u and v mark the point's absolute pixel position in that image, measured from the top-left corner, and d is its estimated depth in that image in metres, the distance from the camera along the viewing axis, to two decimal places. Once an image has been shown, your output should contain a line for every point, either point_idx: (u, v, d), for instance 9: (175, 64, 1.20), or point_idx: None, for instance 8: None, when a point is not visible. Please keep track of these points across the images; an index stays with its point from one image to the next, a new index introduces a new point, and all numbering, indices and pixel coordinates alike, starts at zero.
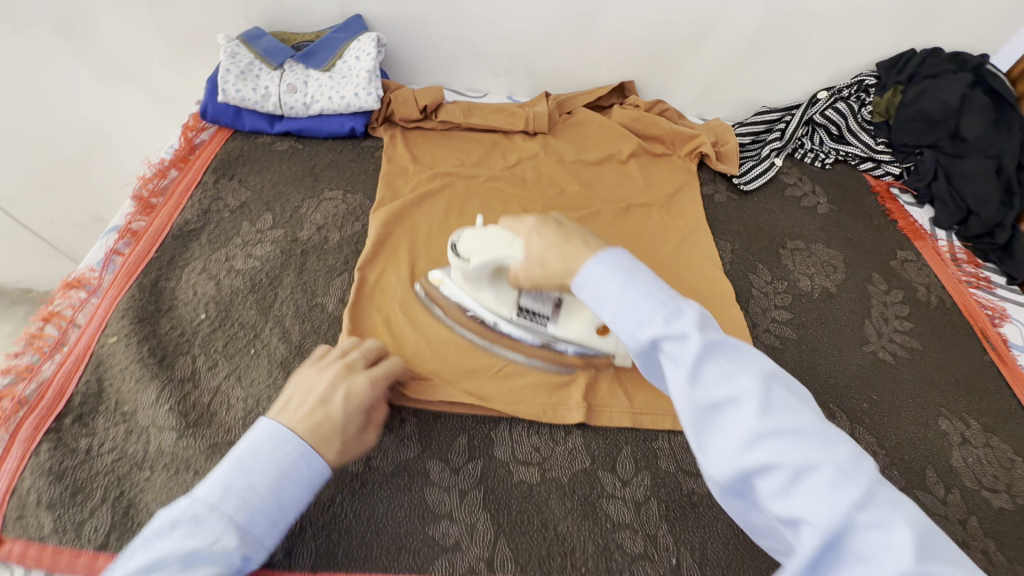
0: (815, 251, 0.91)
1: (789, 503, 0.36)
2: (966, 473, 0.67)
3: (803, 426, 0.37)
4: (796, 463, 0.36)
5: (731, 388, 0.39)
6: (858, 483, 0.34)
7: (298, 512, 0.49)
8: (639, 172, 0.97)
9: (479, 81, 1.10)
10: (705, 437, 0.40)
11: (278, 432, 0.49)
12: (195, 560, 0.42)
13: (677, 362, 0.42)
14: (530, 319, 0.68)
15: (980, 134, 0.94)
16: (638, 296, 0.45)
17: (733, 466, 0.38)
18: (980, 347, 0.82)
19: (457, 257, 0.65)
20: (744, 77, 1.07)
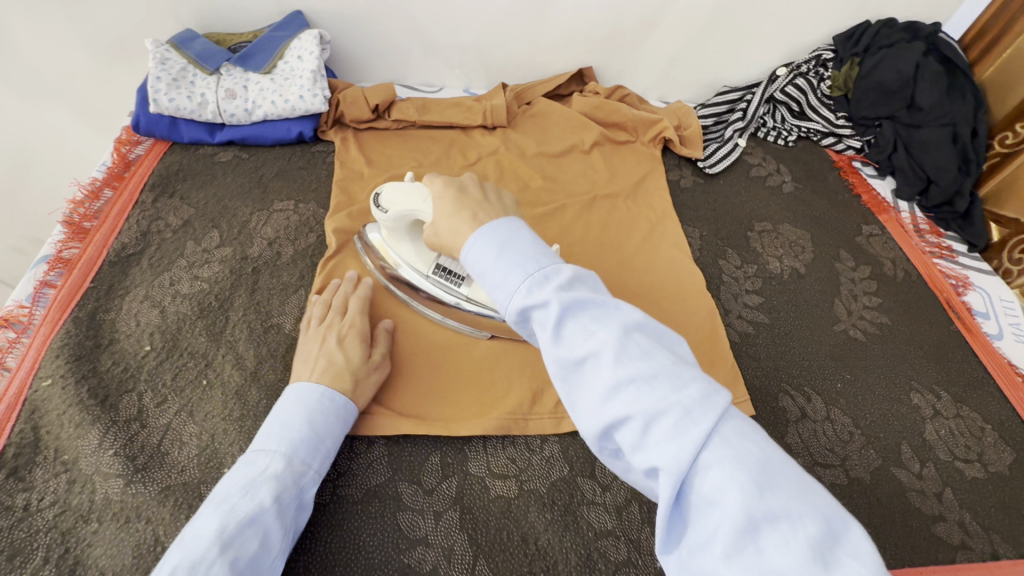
0: (782, 232, 0.91)
1: (646, 453, 0.35)
2: (939, 446, 0.68)
3: (659, 374, 0.36)
4: (648, 411, 0.35)
5: (592, 344, 0.38)
6: (701, 424, 0.34)
7: (337, 440, 0.55)
8: (603, 162, 0.95)
9: (433, 75, 1.05)
10: (575, 395, 0.39)
11: (299, 388, 0.55)
12: (255, 486, 0.47)
13: (544, 327, 0.40)
14: (448, 278, 0.66)
15: (935, 102, 0.95)
16: (509, 266, 0.43)
17: (598, 422, 0.37)
18: (947, 318, 0.83)
19: (380, 210, 0.64)
20: (703, 57, 1.05)
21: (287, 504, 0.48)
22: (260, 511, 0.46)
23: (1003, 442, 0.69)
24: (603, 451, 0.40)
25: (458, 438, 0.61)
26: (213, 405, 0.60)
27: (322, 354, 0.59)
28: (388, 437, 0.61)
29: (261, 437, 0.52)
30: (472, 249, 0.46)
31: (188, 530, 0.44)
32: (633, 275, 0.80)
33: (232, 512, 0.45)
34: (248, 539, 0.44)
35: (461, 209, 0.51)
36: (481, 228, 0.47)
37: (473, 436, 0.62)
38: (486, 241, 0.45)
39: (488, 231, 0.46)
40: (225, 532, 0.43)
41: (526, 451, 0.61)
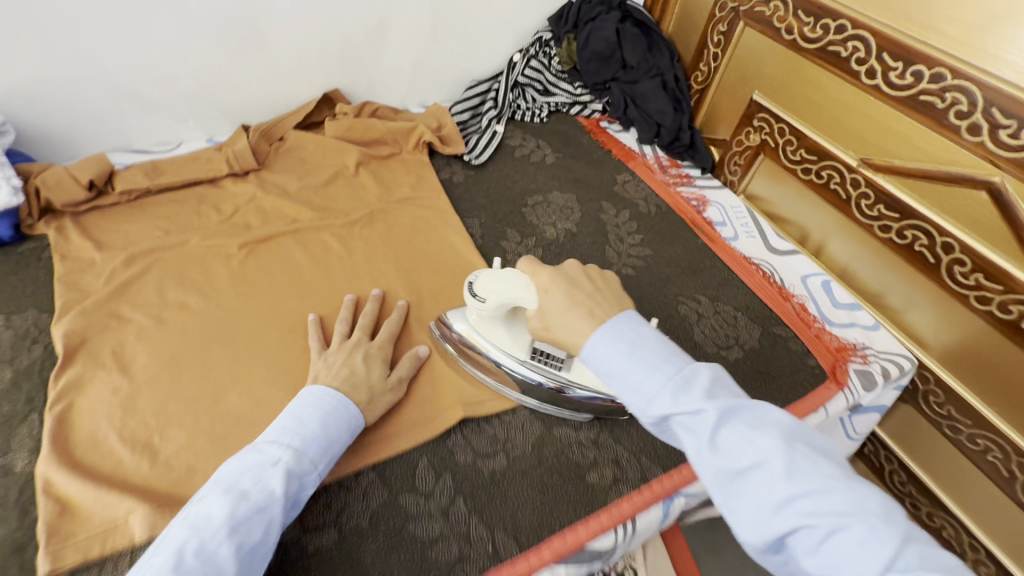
0: (552, 199, 0.99)
1: (824, 560, 0.39)
2: (706, 343, 0.80)
3: (806, 489, 0.40)
4: (827, 521, 0.39)
5: (755, 452, 0.42)
6: (890, 545, 0.37)
7: (345, 447, 0.58)
8: (372, 179, 0.95)
9: (165, 132, 0.96)
10: (733, 503, 0.43)
11: (318, 392, 0.60)
12: (264, 476, 0.51)
13: (694, 432, 0.45)
14: (545, 363, 0.67)
15: (640, 59, 1.11)
16: (647, 371, 0.49)
17: (769, 533, 0.41)
18: (694, 235, 0.97)
19: (473, 297, 0.65)
20: (443, 58, 1.11)
21: (290, 498, 0.52)
22: (269, 501, 0.49)
23: (751, 321, 0.83)
24: (762, 554, 0.43)
25: None
26: None
27: (344, 365, 0.64)
28: None
29: (274, 431, 0.56)
30: (596, 355, 0.52)
31: (200, 505, 0.49)
32: (421, 281, 0.82)
33: (243, 499, 0.49)
34: (253, 527, 0.48)
35: (571, 309, 0.55)
36: (604, 326, 0.53)
37: None
38: (611, 343, 0.52)
39: (617, 326, 0.53)
40: (235, 518, 0.47)
41: (341, 491, 0.59)
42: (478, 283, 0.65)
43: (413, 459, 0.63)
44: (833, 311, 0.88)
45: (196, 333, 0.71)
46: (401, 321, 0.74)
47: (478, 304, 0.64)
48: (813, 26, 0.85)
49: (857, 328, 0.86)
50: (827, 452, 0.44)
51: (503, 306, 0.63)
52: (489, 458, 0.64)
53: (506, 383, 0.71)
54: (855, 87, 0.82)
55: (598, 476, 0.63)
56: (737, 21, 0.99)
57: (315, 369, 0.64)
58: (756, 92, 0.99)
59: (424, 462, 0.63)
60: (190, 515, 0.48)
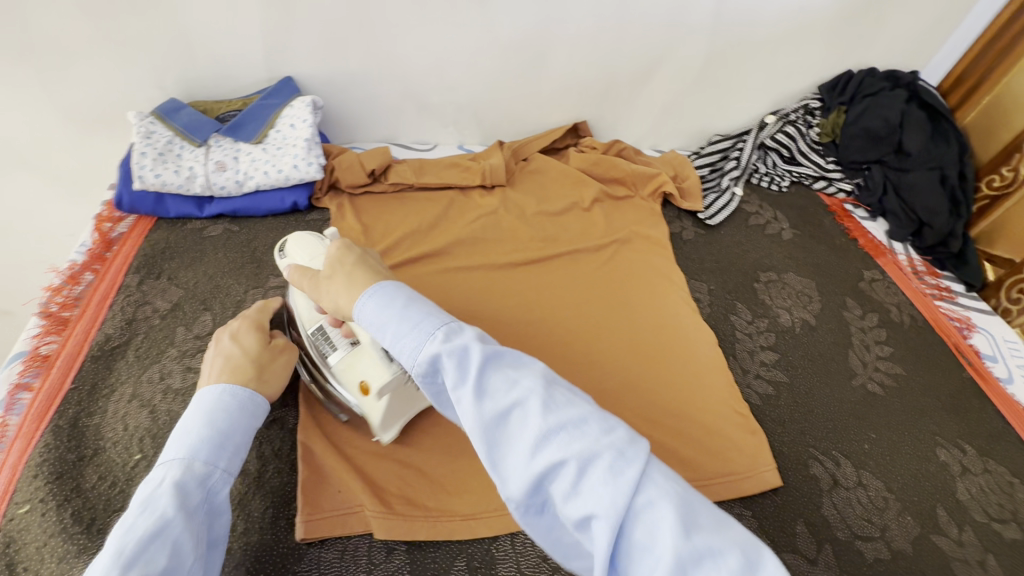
0: (788, 281, 0.91)
1: (580, 501, 0.36)
2: (973, 505, 0.67)
3: (582, 419, 0.39)
4: (579, 454, 0.37)
5: (515, 394, 0.40)
6: (634, 465, 0.36)
7: (248, 434, 0.52)
8: (603, 217, 0.94)
9: (426, 133, 1.04)
10: (497, 450, 0.39)
11: (200, 399, 0.52)
12: (154, 501, 0.43)
13: (462, 378, 0.40)
14: (321, 343, 0.61)
15: (922, 148, 0.98)
16: (419, 318, 0.44)
17: (528, 476, 0.37)
18: (958, 364, 0.83)
19: (280, 257, 0.67)
20: (694, 107, 1.07)
21: (195, 507, 0.45)
22: (164, 524, 0.42)
23: None
24: (524, 510, 0.39)
25: (485, 539, 0.58)
26: None
27: (220, 354, 0.57)
28: (411, 542, 0.57)
29: (161, 451, 0.48)
30: (371, 309, 0.46)
31: (91, 559, 0.40)
32: (650, 338, 0.78)
33: (131, 531, 0.41)
34: (155, 555, 0.40)
35: (331, 266, 0.53)
36: (371, 288, 0.48)
37: (502, 534, 0.58)
38: (381, 304, 0.46)
39: (384, 293, 0.47)
40: (125, 556, 0.39)
41: None
42: (289, 242, 0.67)
43: None
44: None
45: None
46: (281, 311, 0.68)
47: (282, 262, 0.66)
48: None
49: None
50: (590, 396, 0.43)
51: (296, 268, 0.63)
52: None
53: (730, 475, 0.66)
54: None
55: None
56: None
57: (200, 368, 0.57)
58: None
59: None
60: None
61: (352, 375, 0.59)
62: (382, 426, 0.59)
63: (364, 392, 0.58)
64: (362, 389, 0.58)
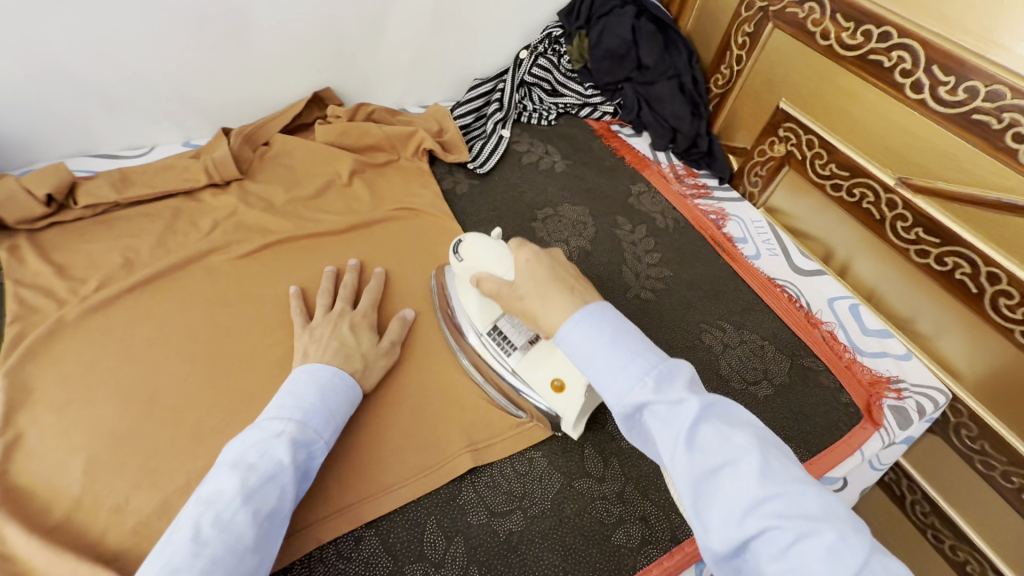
0: (563, 213, 0.92)
1: (788, 565, 0.34)
2: (733, 377, 0.74)
3: (802, 498, 0.36)
4: (796, 528, 0.35)
5: (729, 451, 0.38)
6: (859, 551, 0.33)
7: (345, 417, 0.57)
8: (366, 190, 0.87)
9: (135, 135, 0.86)
10: (704, 504, 0.39)
11: (311, 367, 0.57)
12: (270, 447, 0.49)
13: (670, 425, 0.40)
14: (500, 344, 0.64)
15: (657, 59, 1.02)
16: (628, 357, 0.44)
17: (734, 538, 0.36)
18: (715, 253, 0.91)
19: (456, 256, 0.64)
20: (444, 54, 1.01)
21: (299, 467, 0.50)
22: (278, 470, 0.48)
23: (779, 352, 0.78)
24: (721, 563, 0.38)
25: None
26: None
27: (333, 336, 0.62)
28: None
29: (271, 408, 0.53)
30: (574, 333, 0.47)
31: (208, 484, 0.46)
32: (427, 308, 0.75)
33: (251, 470, 0.46)
34: (267, 494, 0.46)
35: (554, 281, 0.51)
36: (584, 308, 0.48)
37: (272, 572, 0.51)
38: (592, 328, 0.46)
39: (596, 316, 0.47)
40: (248, 487, 0.45)
41: (338, 562, 0.53)
42: (464, 242, 0.63)
43: (419, 519, 0.57)
44: (864, 339, 0.83)
45: (170, 371, 0.64)
46: (382, 285, 0.74)
47: (457, 263, 0.63)
48: (852, 32, 0.78)
49: (889, 359, 0.81)
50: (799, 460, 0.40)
51: (476, 271, 0.60)
52: (504, 516, 0.58)
53: (517, 425, 0.65)
54: (896, 100, 0.76)
55: (624, 537, 0.58)
56: (767, 21, 0.92)
57: (301, 343, 0.62)
58: (784, 100, 0.93)
59: (432, 523, 0.56)
60: (201, 494, 0.45)
61: (545, 370, 0.62)
62: (575, 423, 0.61)
63: (557, 389, 0.61)
64: (555, 387, 0.61)
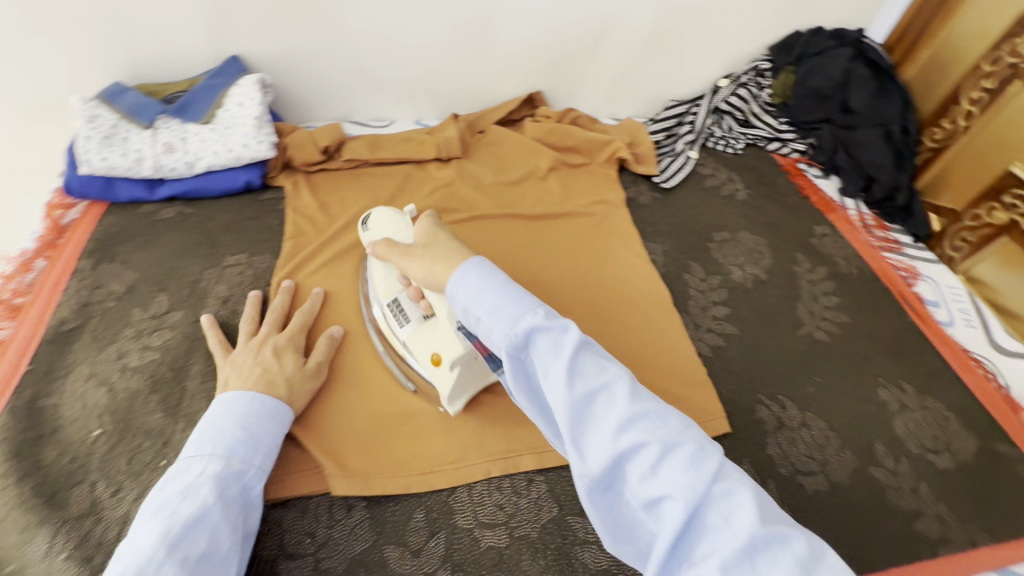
0: (741, 239, 0.93)
1: (656, 480, 0.37)
2: (909, 439, 0.71)
3: (668, 415, 0.40)
4: (665, 440, 0.38)
5: (605, 377, 0.41)
6: (716, 456, 0.38)
7: (277, 438, 0.56)
8: (559, 185, 0.95)
9: (382, 109, 1.04)
10: (581, 428, 0.40)
11: (227, 398, 0.56)
12: (192, 489, 0.48)
13: (556, 353, 0.41)
14: (394, 316, 0.63)
15: (866, 104, 0.99)
16: (515, 297, 0.45)
17: (610, 454, 0.38)
18: (901, 310, 0.86)
19: (363, 227, 0.68)
20: (648, 73, 1.07)
21: (231, 500, 0.50)
22: (204, 510, 0.47)
23: (966, 429, 0.73)
24: (593, 487, 0.40)
25: (442, 491, 0.60)
26: None
27: (256, 363, 0.60)
28: (370, 499, 0.59)
29: (190, 445, 0.52)
30: (462, 283, 0.48)
31: (129, 539, 0.45)
32: (603, 299, 0.81)
33: (172, 515, 0.46)
34: (196, 538, 0.45)
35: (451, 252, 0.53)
36: (473, 260, 0.49)
37: (459, 486, 0.60)
38: (480, 276, 0.47)
39: (479, 266, 0.48)
40: (169, 535, 0.44)
41: (513, 495, 0.60)
42: (372, 215, 0.68)
43: None
44: None
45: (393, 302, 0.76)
46: (320, 305, 0.71)
47: (364, 233, 0.67)
48: None
49: None
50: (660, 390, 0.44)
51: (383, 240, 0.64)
52: None
53: None
54: None
55: None
56: (1015, 79, 0.86)
57: (224, 373, 0.61)
58: (1016, 165, 0.86)
59: None
60: (122, 550, 0.44)
61: (425, 345, 0.60)
62: (451, 399, 0.61)
63: (437, 363, 0.60)
64: (432, 360, 0.60)
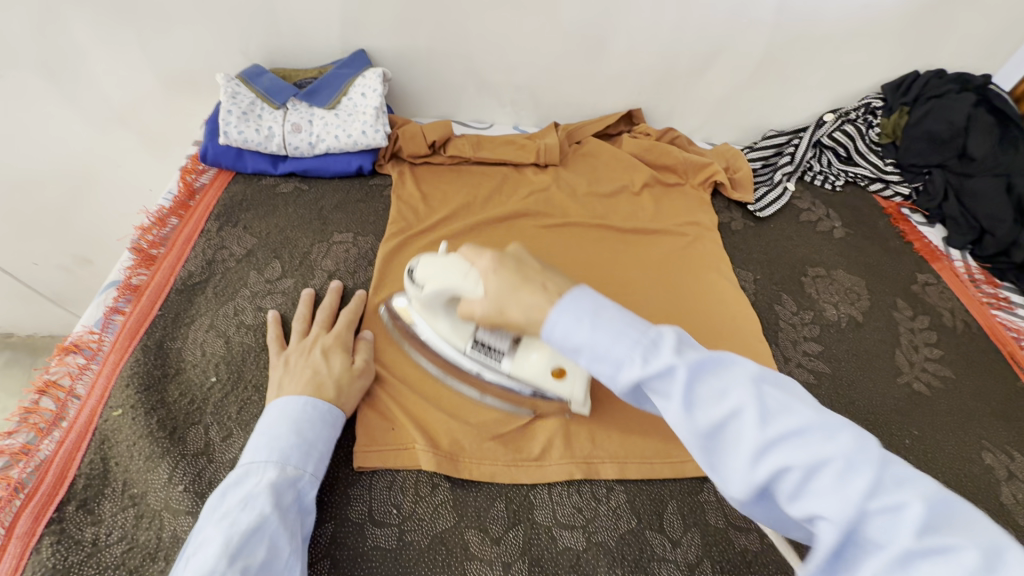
0: (836, 277, 0.90)
1: (765, 470, 0.37)
2: (1017, 510, 0.66)
3: (805, 423, 0.37)
4: (754, 432, 0.38)
5: (685, 382, 0.40)
6: (802, 433, 0.37)
7: (329, 444, 0.57)
8: (652, 202, 0.96)
9: (484, 112, 1.08)
10: (685, 436, 0.41)
11: (281, 404, 0.57)
12: (251, 497, 0.48)
13: (635, 374, 0.42)
14: (484, 353, 0.63)
15: (987, 153, 0.95)
16: (585, 324, 0.44)
17: (713, 453, 0.39)
18: (1011, 373, 0.81)
19: (413, 285, 0.62)
20: (752, 100, 1.07)
21: (289, 506, 0.50)
22: (263, 519, 0.47)
23: None
24: (722, 481, 0.41)
25: (523, 485, 0.61)
26: None
27: (307, 366, 0.61)
28: (453, 481, 0.60)
29: (248, 452, 0.53)
30: (533, 315, 0.48)
31: (194, 548, 0.45)
32: (690, 319, 0.80)
33: (234, 525, 0.46)
34: (256, 547, 0.45)
35: (529, 282, 0.50)
36: (550, 302, 0.47)
37: (538, 483, 0.61)
38: (546, 304, 0.47)
39: (546, 293, 0.48)
40: (230, 547, 0.44)
41: (592, 500, 0.60)
42: (418, 268, 0.61)
43: (663, 497, 0.61)
44: None
45: None
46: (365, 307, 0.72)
47: (415, 296, 0.62)
48: None
49: None
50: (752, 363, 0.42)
51: (440, 292, 0.59)
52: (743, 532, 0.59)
53: None
54: None
55: None
56: None
57: (274, 376, 0.62)
58: None
59: (674, 506, 0.61)
60: (187, 563, 0.44)
61: (541, 357, 0.61)
62: (583, 402, 0.61)
63: (557, 375, 0.61)
64: (556, 374, 0.61)
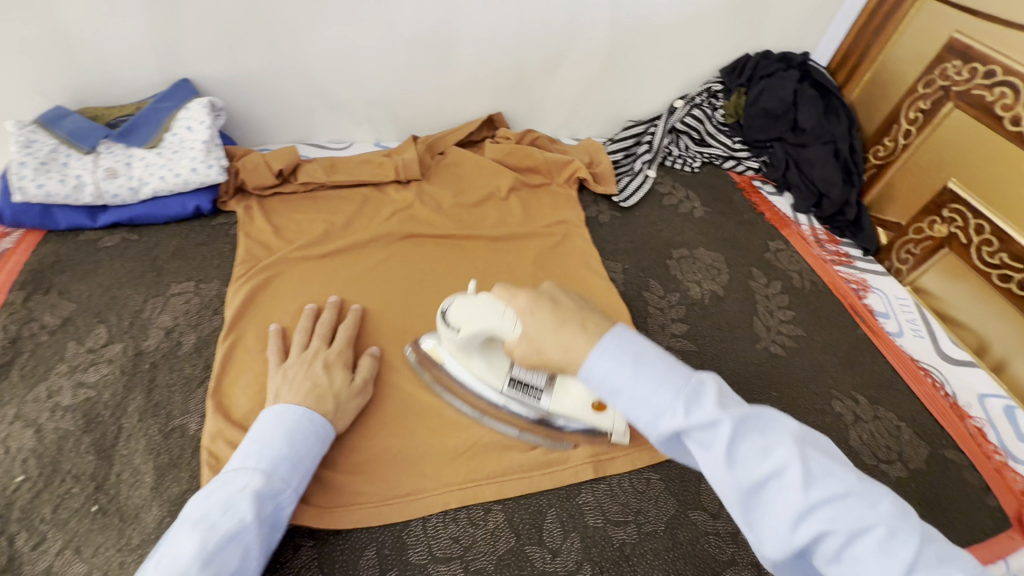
0: (699, 256, 0.95)
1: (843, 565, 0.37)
2: (864, 451, 0.72)
3: (846, 488, 0.39)
4: (848, 526, 0.37)
5: (772, 462, 0.39)
6: (908, 545, 0.36)
7: (316, 460, 0.55)
8: (520, 206, 0.95)
9: (341, 131, 1.03)
10: (753, 517, 0.40)
11: (283, 411, 0.55)
12: (233, 503, 0.47)
13: (709, 447, 0.41)
14: (523, 392, 0.64)
15: (814, 123, 1.03)
16: (652, 386, 0.43)
17: (789, 547, 0.38)
18: (854, 322, 0.89)
19: (447, 327, 0.61)
20: (606, 94, 1.10)
21: (266, 520, 0.49)
22: (241, 528, 0.46)
23: (918, 437, 0.74)
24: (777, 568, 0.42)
25: (395, 526, 0.58)
26: (103, 537, 0.53)
27: (307, 377, 0.60)
28: (317, 536, 0.56)
29: (237, 456, 0.52)
30: (596, 369, 0.45)
31: (167, 546, 0.44)
32: None
33: (211, 530, 0.45)
34: (228, 557, 0.45)
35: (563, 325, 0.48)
36: (601, 346, 0.45)
37: (412, 519, 0.58)
38: (612, 354, 0.45)
39: (615, 342, 0.45)
40: (206, 551, 0.44)
41: (469, 526, 0.58)
42: (453, 311, 0.60)
43: (541, 507, 0.61)
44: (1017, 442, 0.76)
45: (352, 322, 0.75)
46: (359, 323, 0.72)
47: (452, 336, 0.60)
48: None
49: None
50: (829, 448, 0.42)
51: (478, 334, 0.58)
52: (619, 527, 0.60)
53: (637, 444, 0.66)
54: None
55: None
56: (947, 100, 0.91)
57: (274, 384, 0.60)
58: (954, 181, 0.90)
59: (552, 514, 0.60)
60: (159, 559, 0.43)
61: (579, 397, 0.64)
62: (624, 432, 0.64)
63: (597, 408, 0.64)
64: (596, 406, 0.64)
